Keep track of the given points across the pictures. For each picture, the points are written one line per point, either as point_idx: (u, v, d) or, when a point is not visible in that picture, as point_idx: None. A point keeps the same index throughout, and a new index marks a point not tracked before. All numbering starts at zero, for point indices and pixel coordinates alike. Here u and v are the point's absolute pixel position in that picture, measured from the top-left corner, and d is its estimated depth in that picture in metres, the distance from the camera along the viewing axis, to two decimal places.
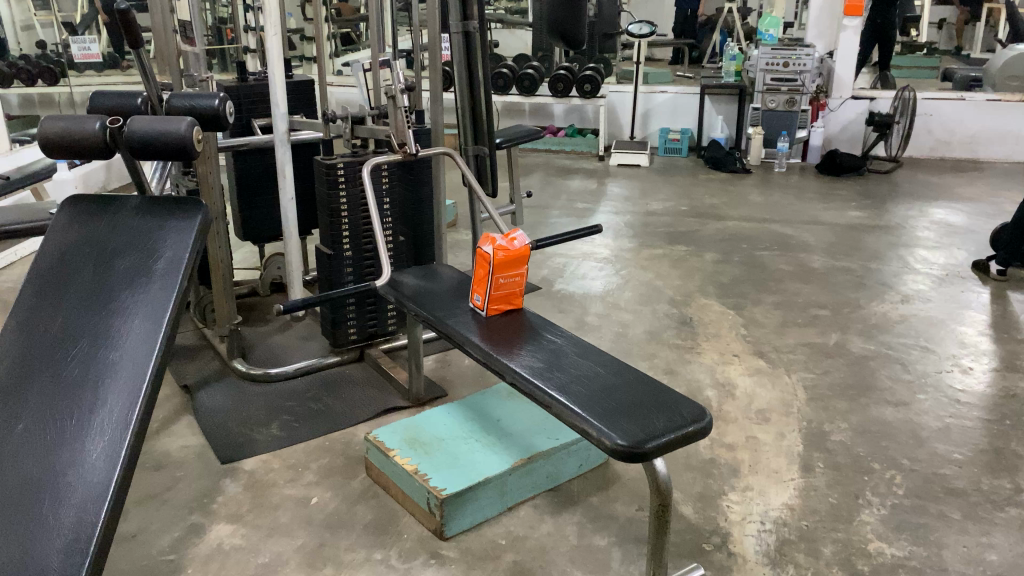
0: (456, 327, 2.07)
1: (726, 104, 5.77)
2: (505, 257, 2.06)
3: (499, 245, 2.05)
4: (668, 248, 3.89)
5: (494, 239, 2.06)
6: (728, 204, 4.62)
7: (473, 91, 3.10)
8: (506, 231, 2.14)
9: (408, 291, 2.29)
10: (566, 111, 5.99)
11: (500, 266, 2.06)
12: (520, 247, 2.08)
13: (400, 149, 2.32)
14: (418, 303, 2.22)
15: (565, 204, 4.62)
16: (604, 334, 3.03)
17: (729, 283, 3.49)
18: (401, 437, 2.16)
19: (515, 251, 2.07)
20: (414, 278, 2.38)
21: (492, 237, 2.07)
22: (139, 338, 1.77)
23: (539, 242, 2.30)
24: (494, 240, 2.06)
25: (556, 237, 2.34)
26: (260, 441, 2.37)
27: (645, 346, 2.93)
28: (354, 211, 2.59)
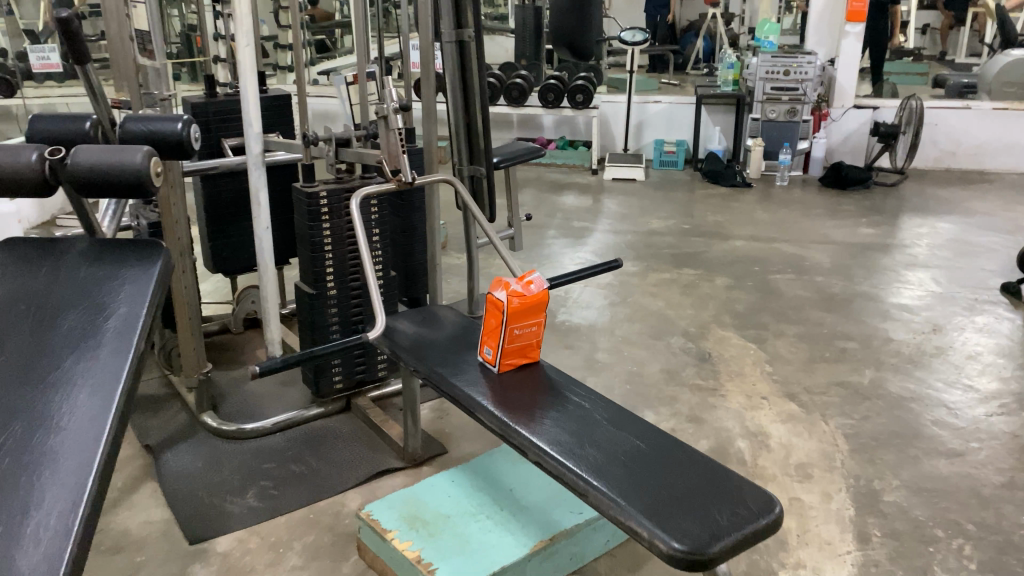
0: (462, 387, 1.77)
1: (723, 115, 5.52)
2: (522, 303, 1.76)
3: (513, 291, 1.76)
4: (676, 272, 3.62)
5: (507, 284, 1.77)
6: (733, 221, 4.36)
7: (469, 105, 2.82)
8: (519, 274, 1.85)
9: (405, 340, 1.98)
10: (555, 122, 5.71)
11: (515, 315, 1.76)
12: (539, 292, 1.78)
13: (393, 178, 2.02)
14: (415, 355, 1.91)
15: (560, 224, 4.34)
16: (618, 374, 2.74)
17: (746, 312, 3.22)
18: (398, 513, 1.85)
19: (534, 298, 1.77)
20: (409, 322, 2.07)
21: (506, 281, 1.78)
22: (88, 408, 1.45)
23: (554, 282, 2.00)
24: (508, 286, 1.76)
25: (575, 274, 2.04)
26: (235, 515, 2.05)
27: (663, 389, 2.65)
28: (339, 244, 2.29)
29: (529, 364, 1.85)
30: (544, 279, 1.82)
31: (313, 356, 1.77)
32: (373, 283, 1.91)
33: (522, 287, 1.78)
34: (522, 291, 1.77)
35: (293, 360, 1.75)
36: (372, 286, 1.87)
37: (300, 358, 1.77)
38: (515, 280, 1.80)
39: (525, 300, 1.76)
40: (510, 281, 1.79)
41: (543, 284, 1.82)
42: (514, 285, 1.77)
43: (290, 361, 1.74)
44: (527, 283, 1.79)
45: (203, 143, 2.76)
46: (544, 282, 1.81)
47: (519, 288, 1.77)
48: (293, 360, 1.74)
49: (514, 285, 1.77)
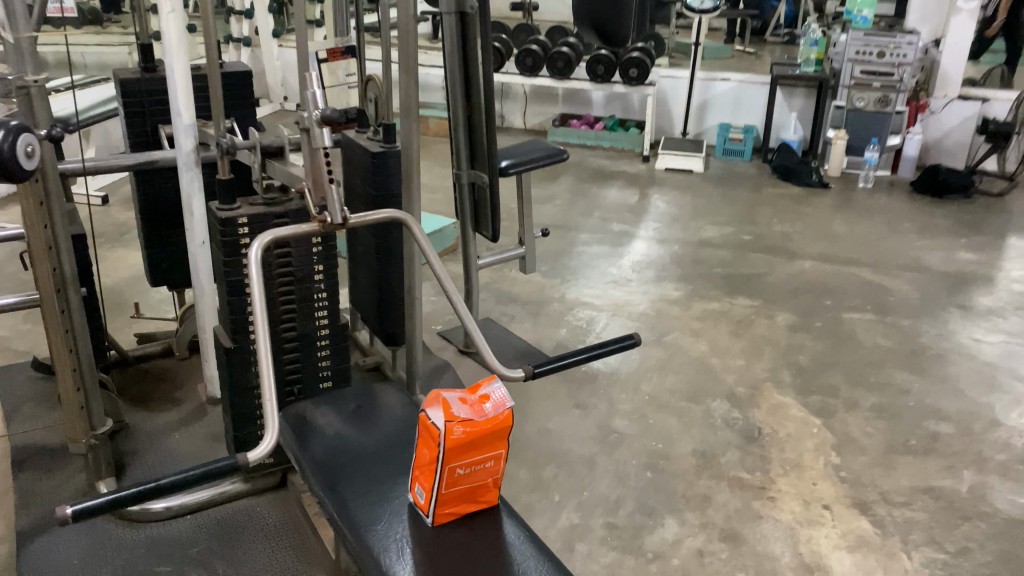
0: (376, 544, 1.21)
1: (802, 99, 4.75)
2: (465, 436, 1.16)
3: (454, 417, 1.17)
4: (728, 303, 2.97)
5: (448, 405, 1.18)
6: (804, 234, 3.66)
7: (470, 95, 2.22)
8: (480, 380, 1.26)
9: (321, 445, 1.42)
10: (607, 98, 5.05)
11: (454, 454, 1.17)
12: (495, 421, 1.19)
13: (315, 216, 1.44)
14: (325, 474, 1.36)
15: (596, 225, 3.71)
16: (637, 453, 2.14)
17: (811, 367, 2.57)
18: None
19: (486, 429, 1.18)
20: (337, 411, 1.51)
21: (447, 399, 1.19)
22: None
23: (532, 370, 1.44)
24: (448, 410, 1.18)
25: (569, 361, 1.46)
26: None
27: (693, 481, 2.05)
28: (267, 285, 1.73)
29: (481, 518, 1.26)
30: (509, 399, 1.22)
31: (197, 475, 1.21)
32: (269, 372, 1.34)
33: (470, 412, 1.19)
34: (468, 418, 1.17)
35: (187, 477, 1.21)
36: (266, 378, 1.31)
37: (196, 475, 1.21)
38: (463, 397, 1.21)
39: (473, 432, 1.17)
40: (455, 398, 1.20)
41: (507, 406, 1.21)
42: (458, 408, 1.18)
43: (164, 486, 1.19)
44: (478, 405, 1.20)
45: (135, 129, 2.20)
46: (509, 404, 1.21)
47: (465, 412, 1.18)
48: (172, 485, 1.19)
49: (458, 408, 1.18)
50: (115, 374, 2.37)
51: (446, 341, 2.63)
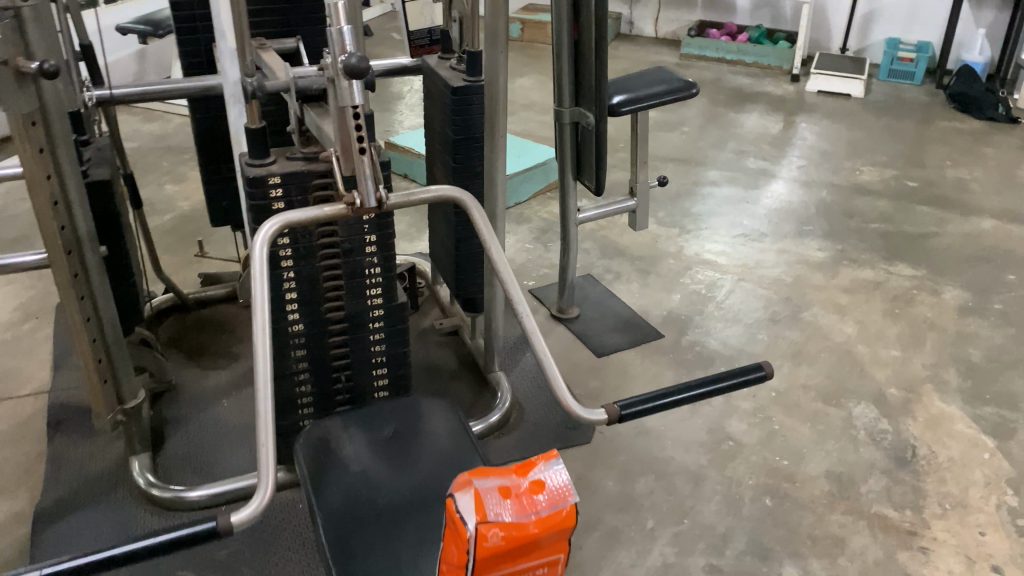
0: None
1: (994, 12, 3.97)
2: (504, 544, 0.83)
3: (491, 519, 0.83)
4: (882, 272, 2.47)
5: (482, 498, 0.85)
6: (984, 183, 3.04)
7: (580, 14, 1.79)
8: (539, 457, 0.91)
9: (339, 489, 1.11)
10: (753, 4, 4.39)
11: (488, 567, 0.84)
12: (549, 523, 0.85)
13: (344, 193, 1.09)
14: (338, 533, 1.05)
15: (729, 160, 3.21)
16: (754, 470, 1.76)
17: (985, 366, 2.07)
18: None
19: (535, 536, 0.84)
20: (368, 438, 1.19)
21: (483, 487, 0.86)
22: None
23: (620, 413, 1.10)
24: (483, 505, 0.84)
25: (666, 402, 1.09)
26: None
27: (823, 517, 1.65)
28: (307, 258, 1.41)
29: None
30: (573, 492, 0.87)
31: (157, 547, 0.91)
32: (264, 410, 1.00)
33: (515, 508, 0.85)
34: (510, 520, 0.84)
35: (143, 547, 0.91)
36: (263, 414, 1.00)
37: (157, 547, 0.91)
38: (506, 485, 0.87)
39: (516, 539, 0.83)
40: (493, 486, 0.86)
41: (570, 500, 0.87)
42: (498, 503, 0.85)
43: (117, 559, 0.91)
44: (527, 499, 0.86)
45: (186, 47, 1.90)
46: (573, 498, 0.87)
47: (507, 508, 0.84)
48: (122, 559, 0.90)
49: (497, 502, 0.85)
50: (174, 321, 2.16)
51: (539, 301, 2.28)
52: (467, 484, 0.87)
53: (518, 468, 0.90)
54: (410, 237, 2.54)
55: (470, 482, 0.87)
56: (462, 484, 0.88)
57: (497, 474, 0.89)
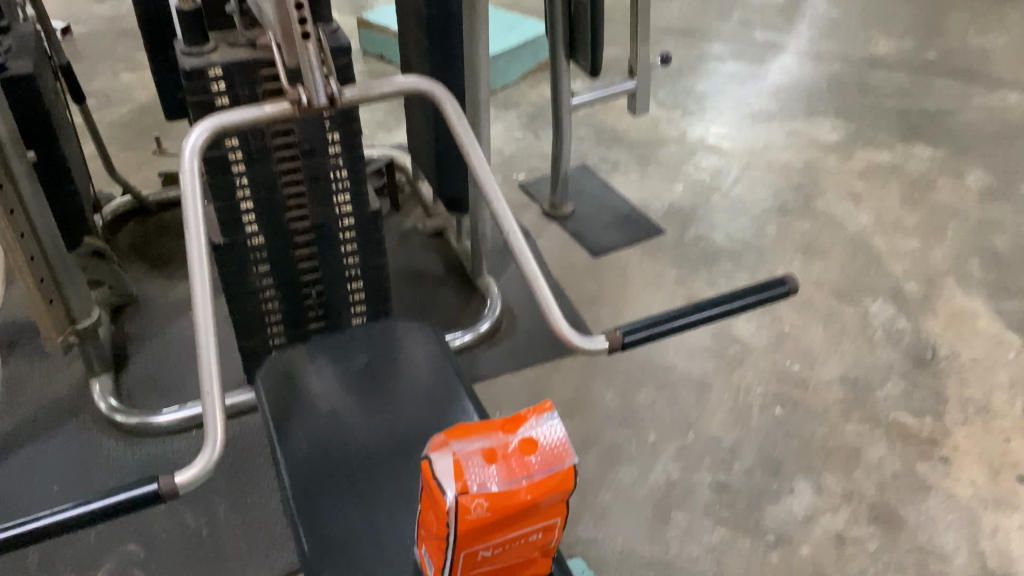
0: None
1: None
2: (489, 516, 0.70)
3: (472, 488, 0.69)
4: (899, 154, 2.28)
5: (462, 463, 0.71)
6: (1010, 51, 2.81)
7: None
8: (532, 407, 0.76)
9: (306, 432, 0.98)
10: None
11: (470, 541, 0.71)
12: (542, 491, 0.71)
13: (290, 91, 0.91)
14: (305, 485, 0.93)
15: (733, 32, 2.96)
16: (764, 378, 1.64)
17: (1011, 255, 1.93)
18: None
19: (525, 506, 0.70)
20: (339, 371, 1.06)
21: (464, 449, 0.72)
22: None
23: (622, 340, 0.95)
24: (463, 472, 0.70)
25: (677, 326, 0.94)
26: None
27: (838, 427, 1.55)
28: (263, 163, 1.23)
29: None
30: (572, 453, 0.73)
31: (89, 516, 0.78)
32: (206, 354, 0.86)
33: (501, 474, 0.71)
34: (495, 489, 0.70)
35: (72, 518, 0.78)
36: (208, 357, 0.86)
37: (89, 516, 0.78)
38: (492, 446, 0.73)
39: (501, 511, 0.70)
40: (475, 448, 0.72)
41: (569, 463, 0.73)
42: (481, 469, 0.71)
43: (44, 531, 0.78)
44: (515, 462, 0.72)
45: None
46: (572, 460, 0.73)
47: (491, 474, 0.71)
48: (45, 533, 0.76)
49: (480, 467, 0.71)
50: (133, 227, 1.99)
51: (530, 196, 2.11)
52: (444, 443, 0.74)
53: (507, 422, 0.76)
54: (388, 127, 2.33)
55: (448, 441, 0.74)
56: (439, 444, 0.74)
57: (481, 431, 0.75)
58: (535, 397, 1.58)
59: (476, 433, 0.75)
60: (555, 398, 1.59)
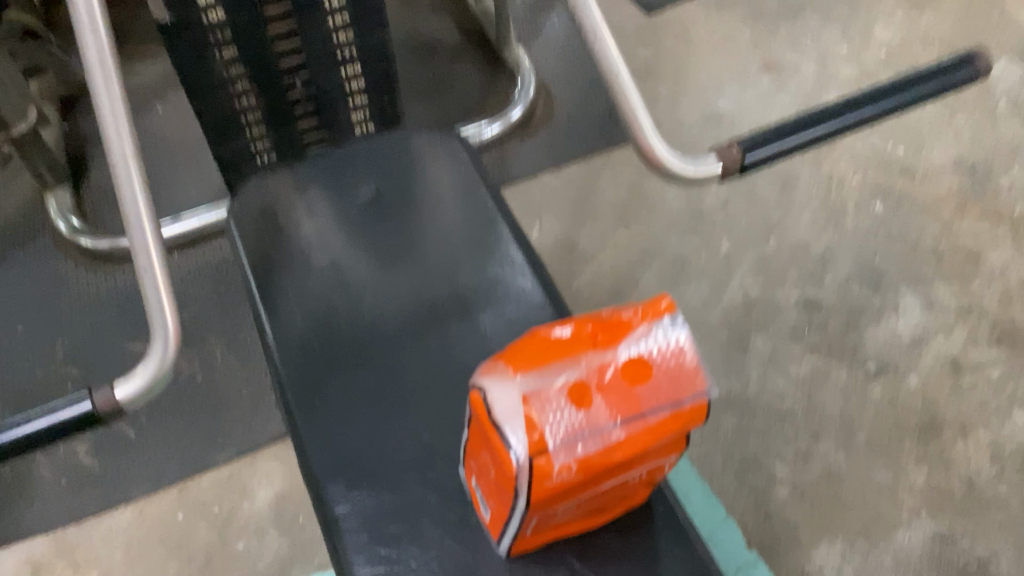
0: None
1: None
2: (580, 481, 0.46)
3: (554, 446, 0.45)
4: None
5: (535, 407, 0.45)
6: None
7: None
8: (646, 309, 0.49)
9: (301, 298, 0.73)
10: None
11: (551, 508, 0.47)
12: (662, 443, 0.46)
13: None
14: (306, 373, 0.69)
15: None
16: (860, 166, 1.35)
17: None
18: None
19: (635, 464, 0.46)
20: (337, 206, 0.78)
21: (538, 383, 0.46)
22: None
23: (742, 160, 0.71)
24: (537, 421, 0.45)
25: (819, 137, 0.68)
26: (43, 496, 1.07)
27: (952, 225, 1.27)
28: None
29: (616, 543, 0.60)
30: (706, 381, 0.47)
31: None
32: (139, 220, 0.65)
33: (599, 421, 0.45)
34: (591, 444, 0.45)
35: None
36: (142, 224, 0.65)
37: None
38: (580, 374, 0.47)
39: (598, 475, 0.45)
40: (554, 381, 0.46)
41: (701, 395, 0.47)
42: (566, 414, 0.45)
43: None
44: (618, 400, 0.46)
45: None
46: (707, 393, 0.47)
47: (583, 420, 0.45)
48: None
49: (563, 413, 0.45)
50: None
51: None
52: (504, 369, 0.48)
53: (599, 330, 0.49)
54: None
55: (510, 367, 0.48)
56: (497, 368, 0.49)
57: (559, 346, 0.49)
58: (582, 201, 1.31)
59: (551, 350, 0.49)
60: (606, 201, 1.31)
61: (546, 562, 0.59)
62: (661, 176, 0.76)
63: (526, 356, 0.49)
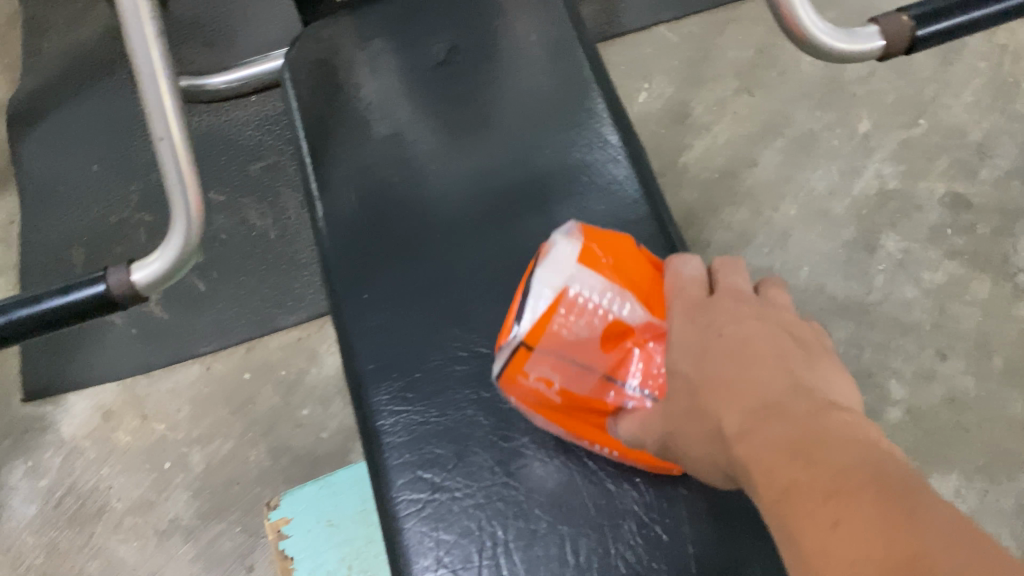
0: (422, 517, 0.52)
1: None
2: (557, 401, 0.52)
3: (550, 358, 0.50)
4: None
5: (577, 315, 0.48)
6: None
7: None
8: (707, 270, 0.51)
9: (353, 170, 0.63)
10: None
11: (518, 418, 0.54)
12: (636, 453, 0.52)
13: None
14: (355, 260, 0.60)
15: None
16: None
17: None
18: (345, 516, 0.84)
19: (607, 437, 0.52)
20: (405, 62, 0.66)
21: (600, 304, 0.48)
22: None
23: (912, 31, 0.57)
24: (566, 332, 0.49)
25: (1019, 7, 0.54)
26: (112, 342, 1.04)
27: None
28: None
29: (695, 500, 0.51)
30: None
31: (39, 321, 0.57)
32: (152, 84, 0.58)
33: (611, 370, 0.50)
34: (581, 381, 0.51)
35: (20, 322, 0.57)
36: (160, 87, 0.59)
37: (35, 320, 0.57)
38: (636, 324, 0.49)
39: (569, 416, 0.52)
40: (613, 308, 0.49)
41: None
42: (591, 336, 0.49)
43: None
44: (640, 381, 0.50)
45: None
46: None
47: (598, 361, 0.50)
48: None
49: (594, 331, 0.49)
50: None
51: None
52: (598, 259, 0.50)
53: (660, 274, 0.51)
54: None
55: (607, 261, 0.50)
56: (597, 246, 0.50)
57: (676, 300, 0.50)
58: (701, 60, 1.14)
59: (653, 292, 0.51)
60: (728, 63, 1.14)
61: (611, 513, 0.51)
62: (803, 51, 0.60)
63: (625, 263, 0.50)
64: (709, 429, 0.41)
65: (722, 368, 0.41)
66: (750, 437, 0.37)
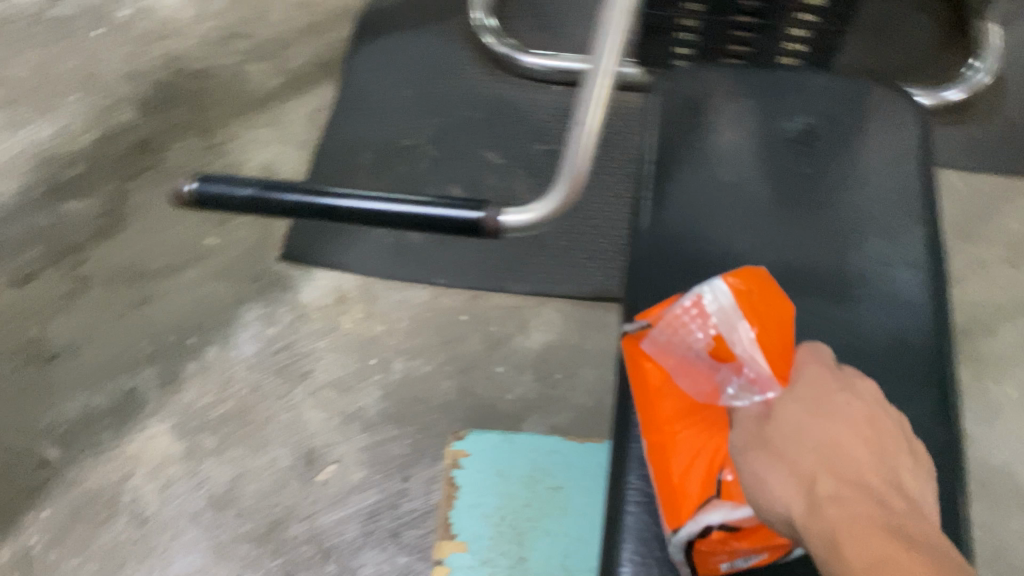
0: (645, 508, 0.61)
1: None
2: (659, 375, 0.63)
3: (663, 327, 0.61)
4: None
5: (695, 305, 0.60)
6: None
7: None
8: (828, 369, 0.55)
9: (686, 202, 0.71)
10: None
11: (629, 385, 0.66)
12: (669, 466, 0.58)
13: None
14: (666, 274, 0.67)
15: None
16: None
17: None
18: (516, 474, 0.93)
19: (661, 434, 0.60)
20: (759, 128, 0.74)
21: (719, 311, 0.59)
22: None
23: None
24: (679, 315, 0.60)
25: None
26: (369, 246, 1.19)
27: None
28: None
29: None
30: (726, 524, 0.54)
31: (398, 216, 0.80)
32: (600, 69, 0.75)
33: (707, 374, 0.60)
34: (683, 377, 0.60)
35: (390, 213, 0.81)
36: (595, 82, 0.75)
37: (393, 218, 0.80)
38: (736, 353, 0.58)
39: (649, 399, 0.62)
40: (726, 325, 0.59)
41: (707, 516, 0.55)
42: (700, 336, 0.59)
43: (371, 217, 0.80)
44: (723, 396, 0.58)
45: None
46: (712, 523, 0.54)
47: (700, 353, 0.60)
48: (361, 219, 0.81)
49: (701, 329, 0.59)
50: None
51: None
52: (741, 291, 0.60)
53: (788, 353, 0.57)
54: None
55: (753, 294, 0.60)
56: (755, 281, 0.61)
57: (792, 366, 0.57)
58: (979, 217, 1.16)
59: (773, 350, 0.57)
60: (1005, 229, 1.15)
61: None
62: None
63: (769, 304, 0.60)
64: (799, 475, 0.49)
65: (824, 441, 0.50)
66: (840, 500, 0.46)
